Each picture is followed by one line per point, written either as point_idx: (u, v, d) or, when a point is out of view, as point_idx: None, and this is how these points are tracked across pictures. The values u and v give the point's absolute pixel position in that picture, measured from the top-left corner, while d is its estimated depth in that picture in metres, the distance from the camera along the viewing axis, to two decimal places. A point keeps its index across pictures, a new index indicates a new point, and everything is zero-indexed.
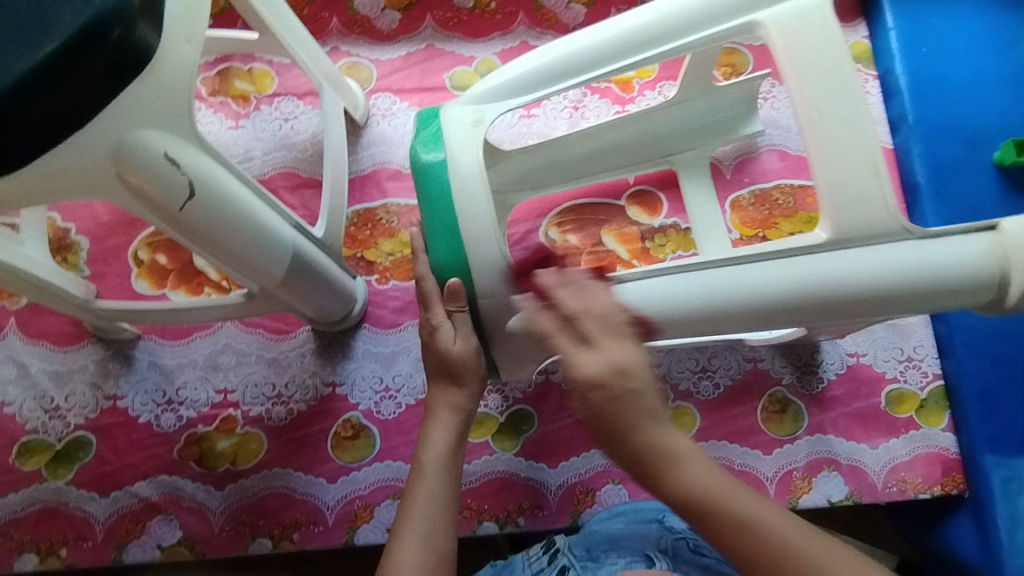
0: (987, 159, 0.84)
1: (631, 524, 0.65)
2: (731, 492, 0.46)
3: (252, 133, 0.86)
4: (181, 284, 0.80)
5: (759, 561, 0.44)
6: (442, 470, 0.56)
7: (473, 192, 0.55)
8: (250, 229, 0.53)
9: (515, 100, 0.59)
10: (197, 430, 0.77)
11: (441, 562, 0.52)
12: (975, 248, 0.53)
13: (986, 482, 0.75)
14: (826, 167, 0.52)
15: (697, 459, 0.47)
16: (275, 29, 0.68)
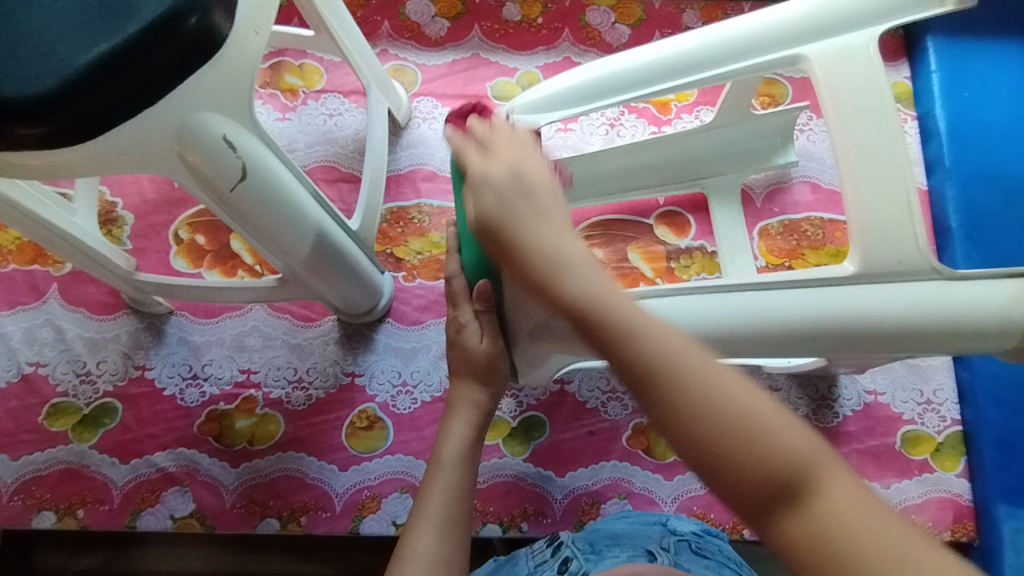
0: (1021, 209, 0.84)
1: (634, 525, 0.66)
2: (611, 293, 0.40)
3: (297, 126, 0.89)
4: (217, 265, 0.83)
5: (630, 368, 0.37)
6: (460, 464, 0.57)
7: None
8: (291, 213, 0.55)
9: (557, 113, 0.61)
10: (218, 407, 0.79)
11: (454, 551, 0.52)
12: (1003, 294, 0.53)
13: (998, 532, 0.74)
14: (860, 201, 0.53)
15: (581, 263, 0.42)
16: (331, 28, 0.70)
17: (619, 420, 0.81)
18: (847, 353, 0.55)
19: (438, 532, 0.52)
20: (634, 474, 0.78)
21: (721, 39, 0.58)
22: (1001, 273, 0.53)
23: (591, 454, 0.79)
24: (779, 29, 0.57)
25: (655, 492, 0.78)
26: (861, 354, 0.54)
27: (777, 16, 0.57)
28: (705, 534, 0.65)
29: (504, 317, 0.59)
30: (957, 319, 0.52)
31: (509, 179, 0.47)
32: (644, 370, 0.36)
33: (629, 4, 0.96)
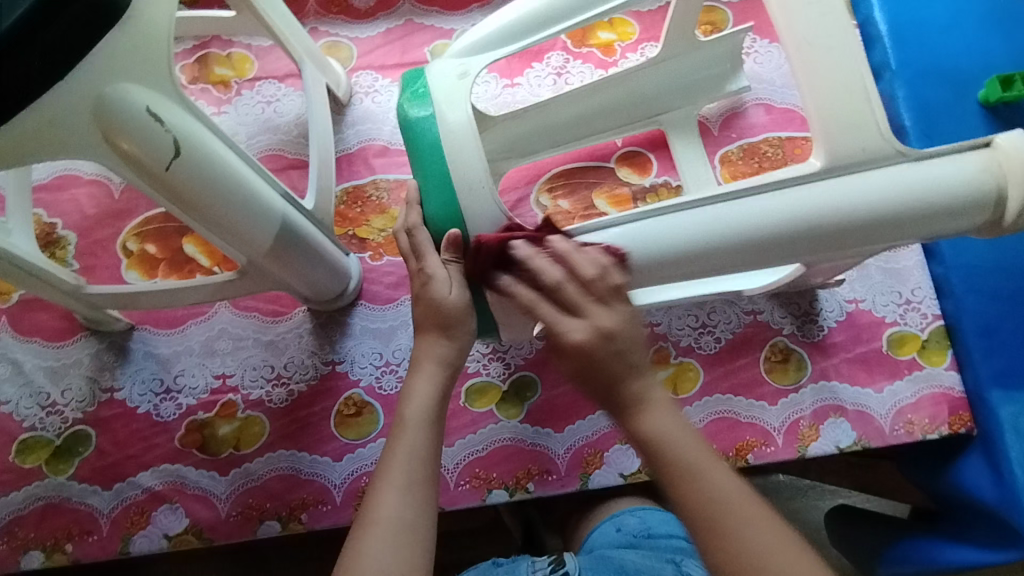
0: (972, 99, 0.84)
1: (646, 558, 0.62)
2: (683, 443, 0.48)
3: (235, 118, 0.86)
4: (172, 272, 0.79)
5: (700, 513, 0.45)
6: (424, 423, 0.54)
7: (464, 143, 0.54)
8: (239, 192, 0.52)
9: (500, 50, 0.58)
10: (197, 417, 0.76)
11: (421, 513, 0.51)
12: (970, 167, 0.52)
13: (995, 417, 0.75)
14: (818, 95, 0.52)
15: (660, 408, 0.49)
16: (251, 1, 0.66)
17: None
18: (820, 253, 0.54)
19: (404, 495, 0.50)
20: None
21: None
22: (965, 146, 0.53)
23: (587, 406, 0.78)
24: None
25: None
26: (835, 249, 0.53)
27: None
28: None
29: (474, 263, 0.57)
30: (921, 192, 0.51)
31: (608, 342, 0.49)
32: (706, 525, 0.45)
33: None
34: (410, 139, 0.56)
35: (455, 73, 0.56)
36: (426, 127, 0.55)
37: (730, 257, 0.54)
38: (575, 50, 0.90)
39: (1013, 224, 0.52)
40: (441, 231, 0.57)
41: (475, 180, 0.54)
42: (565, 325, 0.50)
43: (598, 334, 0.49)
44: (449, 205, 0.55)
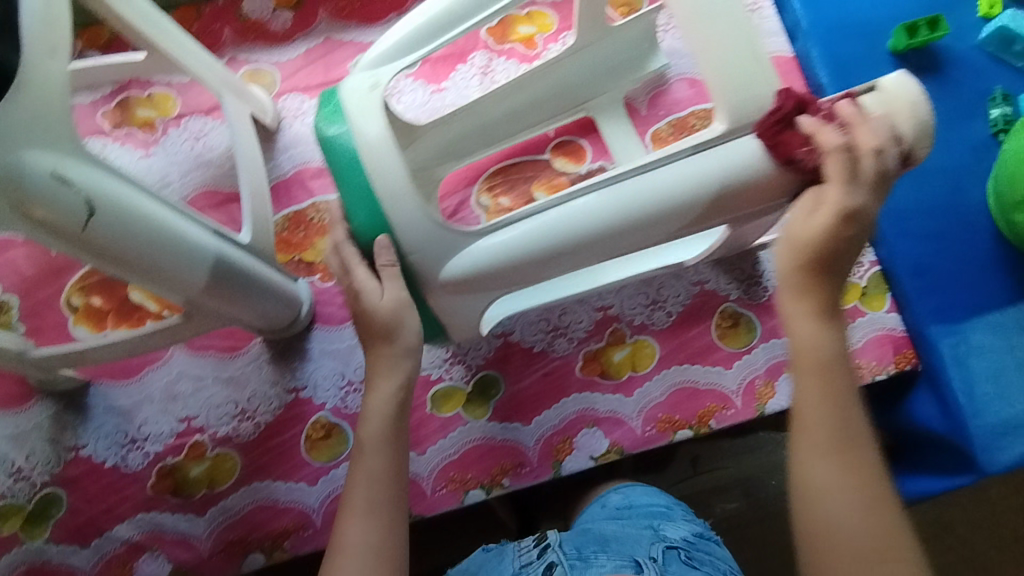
0: (883, 49, 0.87)
1: (625, 528, 0.68)
2: (825, 355, 0.52)
3: (165, 159, 0.85)
4: (122, 321, 0.79)
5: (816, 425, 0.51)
6: (381, 442, 0.56)
7: (383, 155, 0.54)
8: (158, 235, 0.53)
9: (410, 57, 0.57)
10: (167, 463, 0.76)
11: (388, 532, 0.53)
12: (864, 108, 0.54)
13: (936, 352, 0.78)
14: (714, 63, 0.53)
15: (798, 319, 0.53)
16: (147, 37, 0.65)
17: (569, 354, 0.81)
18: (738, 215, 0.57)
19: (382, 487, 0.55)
20: (596, 400, 0.80)
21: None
22: (852, 92, 0.54)
23: (551, 395, 0.80)
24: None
25: (621, 411, 0.80)
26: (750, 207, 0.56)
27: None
28: (697, 540, 0.68)
29: (409, 271, 0.58)
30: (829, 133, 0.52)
31: (852, 229, 0.52)
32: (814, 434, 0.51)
33: None
34: (330, 155, 0.56)
35: (363, 85, 0.56)
36: (342, 144, 0.55)
37: (650, 227, 0.56)
38: (496, 47, 0.91)
39: (914, 154, 0.53)
40: (369, 242, 0.57)
41: (400, 191, 0.55)
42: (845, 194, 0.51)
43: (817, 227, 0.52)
44: (372, 216, 0.56)
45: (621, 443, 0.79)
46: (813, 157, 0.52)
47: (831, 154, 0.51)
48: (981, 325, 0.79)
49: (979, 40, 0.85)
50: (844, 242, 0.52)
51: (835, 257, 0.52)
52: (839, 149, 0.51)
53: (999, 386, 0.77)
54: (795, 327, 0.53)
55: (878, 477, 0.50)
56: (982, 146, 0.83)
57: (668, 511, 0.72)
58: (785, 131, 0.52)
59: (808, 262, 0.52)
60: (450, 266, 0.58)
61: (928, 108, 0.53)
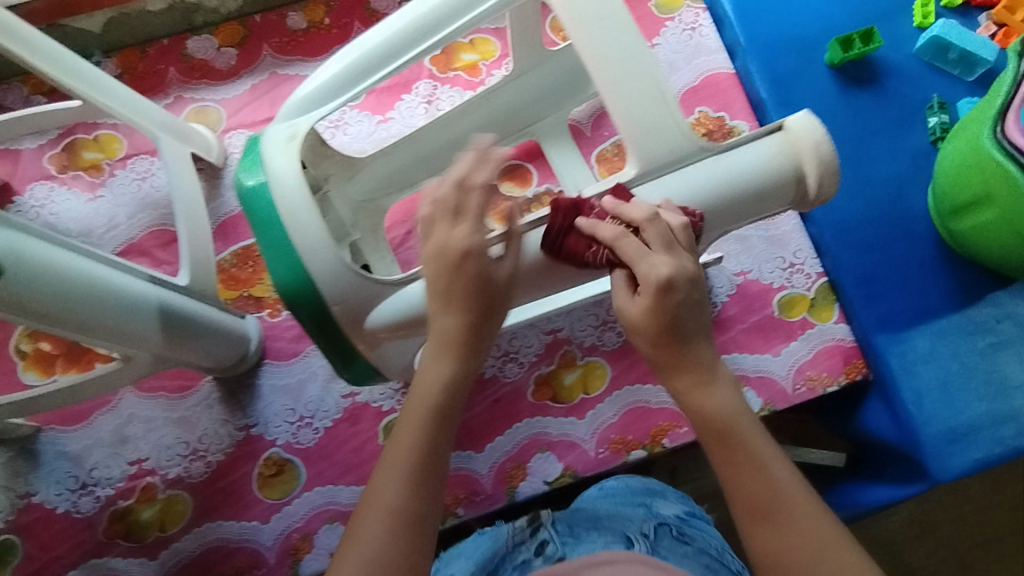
0: (820, 63, 0.88)
1: (618, 505, 0.65)
2: (737, 415, 0.48)
3: (112, 201, 0.85)
4: (72, 365, 0.79)
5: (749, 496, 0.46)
6: (433, 412, 0.49)
7: (299, 205, 0.55)
8: (79, 285, 0.54)
9: (328, 107, 0.59)
10: (118, 506, 0.76)
11: (425, 514, 0.46)
12: (770, 150, 0.56)
13: (884, 362, 0.79)
14: (622, 105, 0.54)
15: (698, 386, 0.49)
16: (76, 91, 0.66)
17: (520, 379, 0.81)
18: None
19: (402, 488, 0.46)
20: (548, 424, 0.80)
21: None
22: (760, 133, 0.57)
23: (503, 421, 0.80)
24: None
25: (574, 434, 0.80)
26: None
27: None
28: (689, 519, 0.66)
29: (334, 323, 0.58)
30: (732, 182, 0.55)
31: (690, 289, 0.48)
32: (755, 504, 0.46)
33: None
34: (248, 206, 0.57)
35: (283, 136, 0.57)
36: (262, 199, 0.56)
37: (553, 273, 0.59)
38: (440, 75, 0.91)
39: (814, 196, 0.57)
40: (290, 296, 0.56)
41: (317, 243, 0.55)
42: (649, 262, 0.47)
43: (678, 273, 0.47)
44: (293, 270, 0.56)
45: (575, 467, 0.78)
46: (601, 254, 0.53)
47: (618, 242, 0.49)
48: (927, 333, 0.79)
49: (915, 49, 0.87)
50: (675, 308, 0.47)
51: (683, 321, 0.48)
52: (646, 219, 0.49)
53: (948, 393, 0.77)
54: (693, 405, 0.49)
55: (830, 527, 0.46)
56: (923, 155, 0.84)
57: (663, 490, 0.70)
58: (570, 235, 0.55)
59: (667, 336, 0.48)
60: (373, 316, 0.57)
61: (830, 150, 0.55)
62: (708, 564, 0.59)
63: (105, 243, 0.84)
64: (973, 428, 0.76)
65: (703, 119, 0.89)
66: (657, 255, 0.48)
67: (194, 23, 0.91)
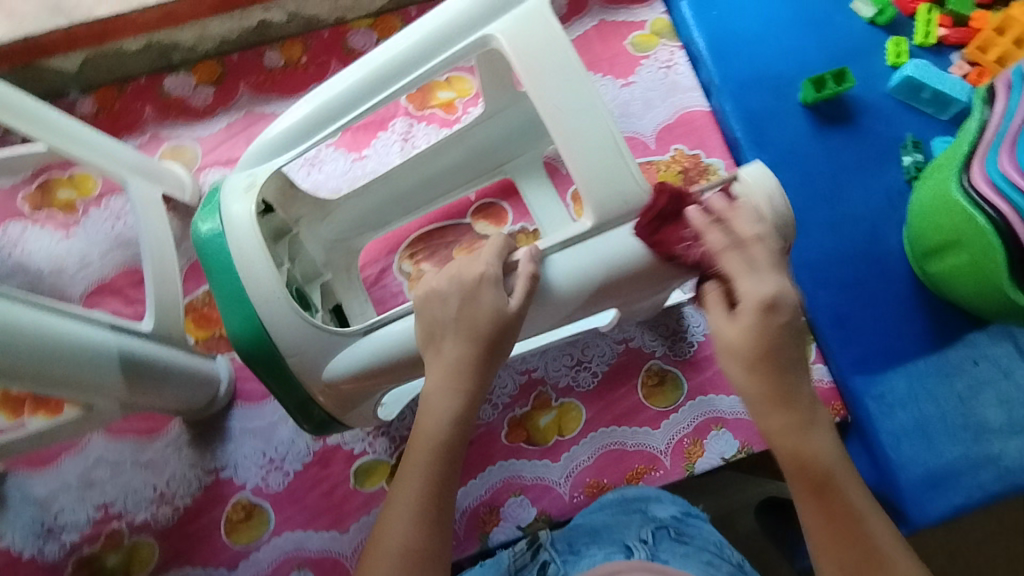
0: (794, 101, 0.89)
1: (614, 516, 0.67)
2: (838, 466, 0.47)
3: (85, 239, 0.85)
4: (40, 407, 0.78)
5: (849, 549, 0.46)
6: (435, 445, 0.52)
7: (252, 257, 0.58)
8: (43, 342, 0.54)
9: (286, 155, 0.62)
10: (84, 552, 0.75)
11: (433, 542, 0.50)
12: (725, 202, 0.56)
13: (861, 404, 0.78)
14: (576, 154, 0.54)
15: (810, 429, 0.47)
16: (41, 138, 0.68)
17: (494, 421, 0.81)
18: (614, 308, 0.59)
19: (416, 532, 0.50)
20: (522, 467, 0.79)
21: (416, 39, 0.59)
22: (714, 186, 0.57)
23: (477, 464, 0.79)
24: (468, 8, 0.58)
25: (548, 477, 0.79)
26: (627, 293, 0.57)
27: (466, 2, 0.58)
28: (686, 517, 0.66)
29: (290, 374, 0.61)
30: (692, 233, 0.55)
31: (790, 319, 0.48)
32: (863, 557, 0.45)
33: (386, 18, 0.95)
34: (204, 253, 0.61)
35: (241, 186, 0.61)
36: (218, 247, 0.60)
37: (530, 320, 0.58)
38: (416, 113, 0.91)
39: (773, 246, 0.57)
40: (244, 346, 0.60)
41: (269, 294, 0.58)
42: (750, 283, 0.48)
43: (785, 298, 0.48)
44: (248, 321, 0.59)
45: (548, 511, 0.77)
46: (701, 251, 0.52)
47: (724, 252, 0.50)
48: (903, 375, 0.79)
49: (889, 88, 0.88)
50: (777, 331, 0.47)
51: (783, 355, 0.47)
52: (730, 246, 0.50)
53: (925, 437, 0.76)
54: (789, 447, 0.47)
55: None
56: (898, 193, 0.84)
57: (657, 495, 0.71)
58: (663, 225, 0.54)
59: (776, 360, 0.47)
60: (329, 367, 0.59)
61: (784, 202, 0.56)
62: (709, 561, 0.60)
63: (76, 282, 0.83)
64: (951, 472, 0.75)
65: (679, 156, 0.89)
66: (764, 272, 0.48)
67: (172, 61, 0.92)
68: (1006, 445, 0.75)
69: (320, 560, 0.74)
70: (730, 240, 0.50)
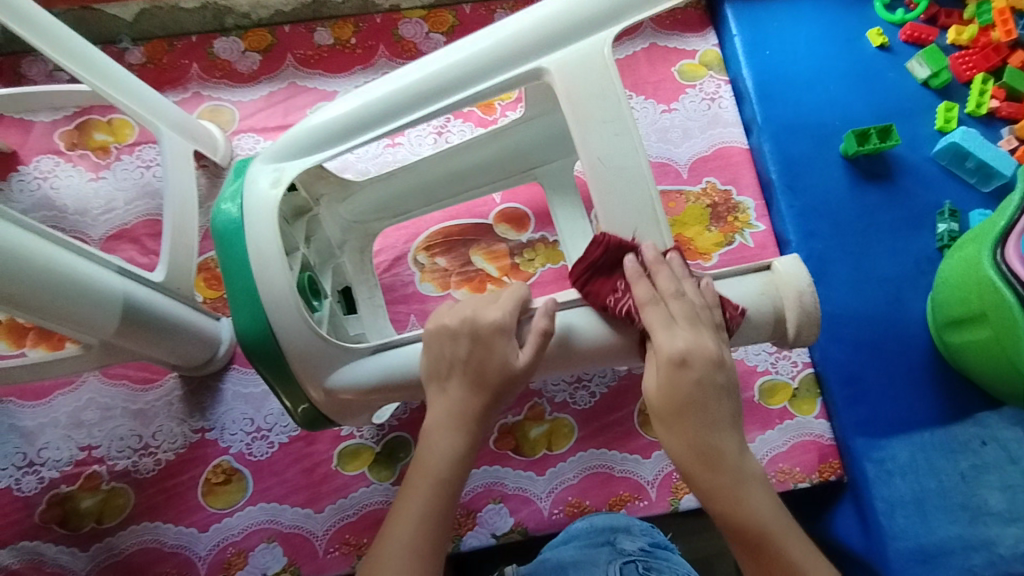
0: (834, 152, 0.87)
1: (582, 550, 0.66)
2: (741, 471, 0.49)
3: (113, 184, 0.86)
4: (41, 341, 0.79)
5: (746, 538, 0.48)
6: (440, 476, 0.53)
7: (270, 260, 0.59)
8: (43, 271, 0.54)
9: (314, 155, 0.62)
10: (60, 491, 0.75)
11: (435, 551, 0.51)
12: (751, 287, 0.57)
13: (860, 467, 0.76)
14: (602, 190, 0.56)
15: (727, 440, 0.49)
16: (86, 81, 0.68)
17: None
18: (618, 360, 0.58)
19: (411, 561, 0.50)
20: (505, 475, 0.78)
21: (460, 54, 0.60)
22: (747, 270, 0.58)
23: None
24: (521, 31, 0.59)
25: (530, 489, 0.77)
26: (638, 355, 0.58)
27: (516, 24, 0.59)
28: (654, 549, 0.66)
29: (291, 376, 0.61)
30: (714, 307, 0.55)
31: (705, 369, 0.49)
32: (763, 544, 0.48)
33: (440, 11, 0.95)
34: (221, 236, 0.61)
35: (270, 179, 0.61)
36: (238, 240, 0.60)
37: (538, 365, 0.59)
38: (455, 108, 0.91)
39: (792, 338, 0.57)
40: (250, 346, 0.60)
41: (282, 299, 0.58)
42: (667, 337, 0.50)
43: (699, 344, 0.50)
44: (256, 321, 0.59)
45: (525, 523, 0.76)
46: (623, 303, 0.54)
47: (645, 306, 0.52)
48: (906, 444, 0.77)
49: (933, 152, 0.86)
50: (686, 385, 0.49)
51: (705, 400, 0.49)
52: (650, 301, 0.52)
53: (920, 509, 0.74)
54: (697, 461, 0.49)
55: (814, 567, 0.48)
56: (927, 260, 0.83)
57: (626, 523, 0.70)
58: (594, 276, 0.56)
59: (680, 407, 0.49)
60: (335, 376, 0.60)
61: (813, 301, 0.57)
62: None
63: (98, 224, 0.84)
64: (942, 551, 0.72)
65: (710, 189, 0.89)
66: (681, 330, 0.50)
67: (224, 25, 0.93)
68: (1003, 532, 0.72)
69: (291, 535, 0.74)
70: (654, 296, 0.52)
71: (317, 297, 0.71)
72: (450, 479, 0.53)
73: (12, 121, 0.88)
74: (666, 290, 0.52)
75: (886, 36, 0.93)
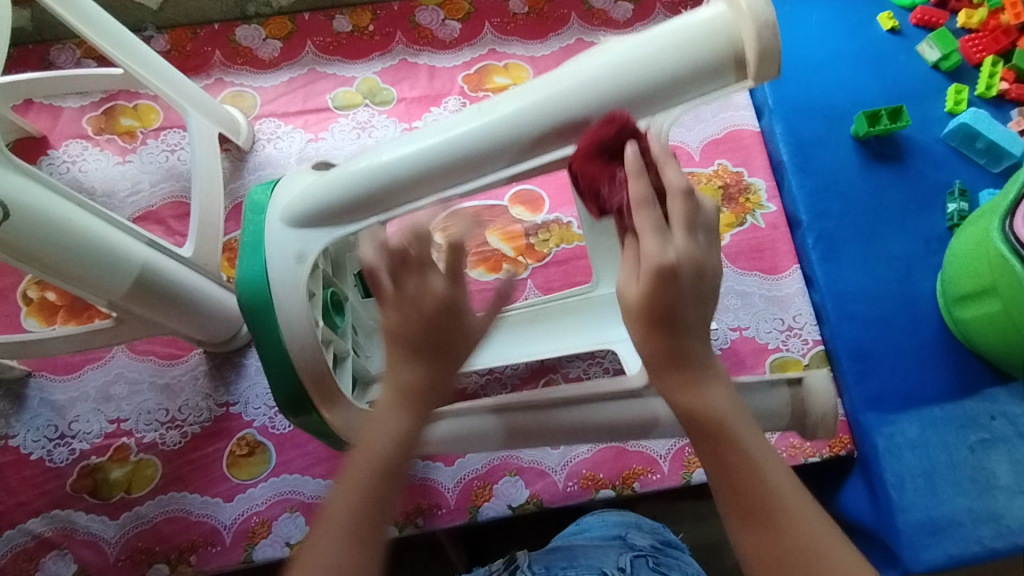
0: (845, 133, 0.89)
1: (593, 541, 0.66)
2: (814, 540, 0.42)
3: (139, 167, 0.88)
4: (71, 318, 0.82)
5: None
6: (379, 463, 0.45)
7: (299, 332, 0.59)
8: (74, 236, 0.57)
9: (337, 228, 0.60)
10: (90, 462, 0.77)
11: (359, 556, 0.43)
12: (777, 397, 0.65)
13: (870, 441, 0.77)
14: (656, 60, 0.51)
15: (792, 500, 0.43)
16: (120, 63, 0.71)
17: None
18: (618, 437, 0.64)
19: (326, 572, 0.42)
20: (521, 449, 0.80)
21: (499, 121, 0.55)
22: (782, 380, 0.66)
23: None
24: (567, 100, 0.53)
25: (545, 463, 0.79)
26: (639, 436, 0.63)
27: (562, 86, 0.53)
28: (665, 548, 0.67)
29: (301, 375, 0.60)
30: None
31: (696, 279, 0.43)
32: None
33: None
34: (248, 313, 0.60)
35: (292, 256, 0.59)
36: (266, 317, 0.60)
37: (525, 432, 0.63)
38: (471, 94, 0.92)
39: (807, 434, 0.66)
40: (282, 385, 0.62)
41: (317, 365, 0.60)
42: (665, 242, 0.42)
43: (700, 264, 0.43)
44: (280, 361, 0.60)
45: (540, 495, 0.78)
46: (617, 195, 0.47)
47: (636, 206, 0.43)
48: (916, 419, 0.78)
49: (943, 133, 0.87)
50: (674, 290, 0.42)
51: (690, 308, 0.43)
52: (642, 198, 0.42)
53: (930, 482, 0.75)
54: (753, 526, 0.43)
55: None
56: (937, 239, 0.83)
57: (637, 520, 0.70)
58: (594, 156, 0.49)
59: (726, 454, 0.44)
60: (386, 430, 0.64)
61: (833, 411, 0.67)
62: None
63: (125, 206, 0.87)
64: (950, 522, 0.73)
65: (721, 172, 0.91)
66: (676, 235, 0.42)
67: (246, 13, 0.96)
68: (1012, 504, 0.73)
69: (313, 506, 0.76)
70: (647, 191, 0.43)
71: (339, 312, 0.71)
72: (387, 477, 0.45)
73: (41, 107, 0.91)
74: (677, 183, 0.44)
75: (897, 20, 0.94)
